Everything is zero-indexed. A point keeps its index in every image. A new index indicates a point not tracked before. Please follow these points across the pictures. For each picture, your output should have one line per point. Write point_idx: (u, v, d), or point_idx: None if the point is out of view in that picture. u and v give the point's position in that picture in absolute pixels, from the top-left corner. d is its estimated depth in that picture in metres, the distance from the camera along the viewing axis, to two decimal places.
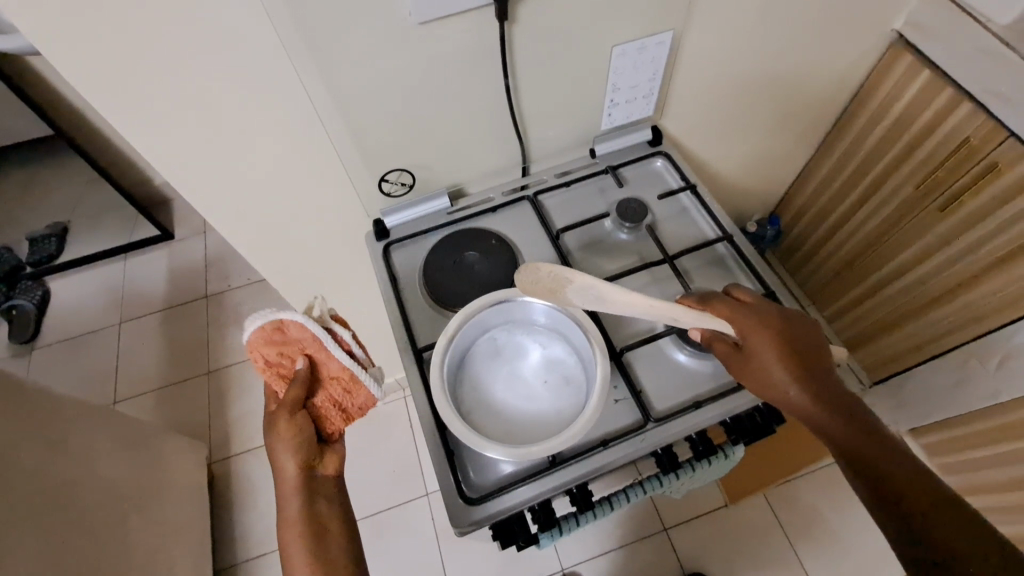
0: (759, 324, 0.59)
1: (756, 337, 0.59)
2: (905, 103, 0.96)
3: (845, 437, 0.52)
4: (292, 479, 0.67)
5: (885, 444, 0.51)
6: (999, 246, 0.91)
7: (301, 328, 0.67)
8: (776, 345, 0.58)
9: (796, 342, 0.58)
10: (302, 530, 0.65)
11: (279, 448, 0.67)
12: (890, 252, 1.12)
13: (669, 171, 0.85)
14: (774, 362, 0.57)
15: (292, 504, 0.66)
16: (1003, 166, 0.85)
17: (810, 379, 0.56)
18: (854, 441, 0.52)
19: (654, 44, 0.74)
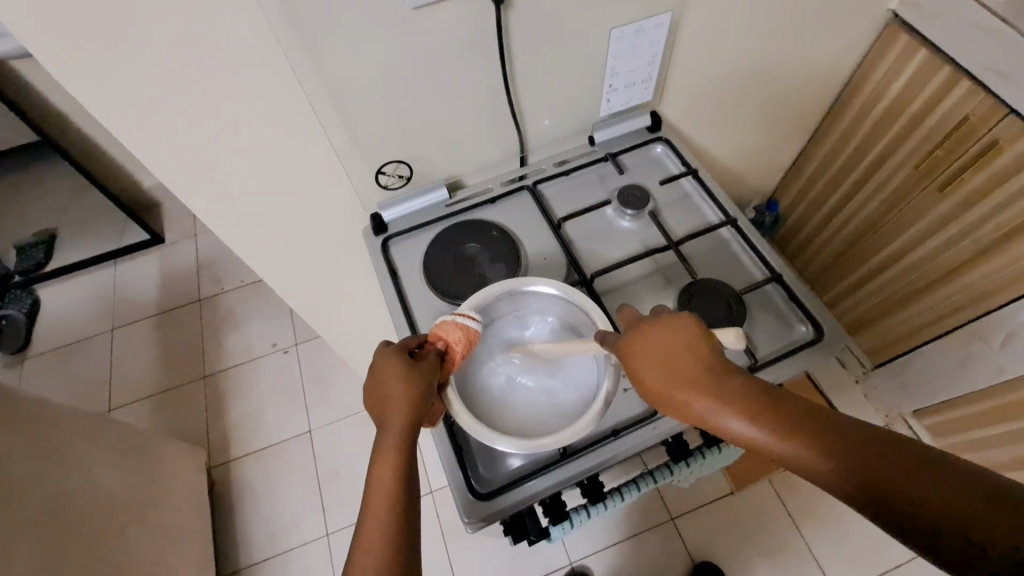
0: (642, 347, 0.48)
1: (643, 370, 0.48)
2: (902, 84, 0.96)
3: (811, 455, 0.40)
4: (392, 450, 0.48)
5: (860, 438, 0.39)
6: (1001, 224, 0.91)
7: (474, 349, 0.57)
8: (667, 369, 0.46)
9: (692, 349, 0.46)
10: (392, 532, 0.45)
11: (388, 410, 0.50)
12: (890, 234, 1.11)
13: (669, 157, 0.84)
14: (677, 392, 0.46)
15: (381, 489, 0.46)
16: (1003, 143, 0.85)
17: (723, 390, 0.44)
18: (830, 455, 0.39)
19: (651, 26, 0.73)
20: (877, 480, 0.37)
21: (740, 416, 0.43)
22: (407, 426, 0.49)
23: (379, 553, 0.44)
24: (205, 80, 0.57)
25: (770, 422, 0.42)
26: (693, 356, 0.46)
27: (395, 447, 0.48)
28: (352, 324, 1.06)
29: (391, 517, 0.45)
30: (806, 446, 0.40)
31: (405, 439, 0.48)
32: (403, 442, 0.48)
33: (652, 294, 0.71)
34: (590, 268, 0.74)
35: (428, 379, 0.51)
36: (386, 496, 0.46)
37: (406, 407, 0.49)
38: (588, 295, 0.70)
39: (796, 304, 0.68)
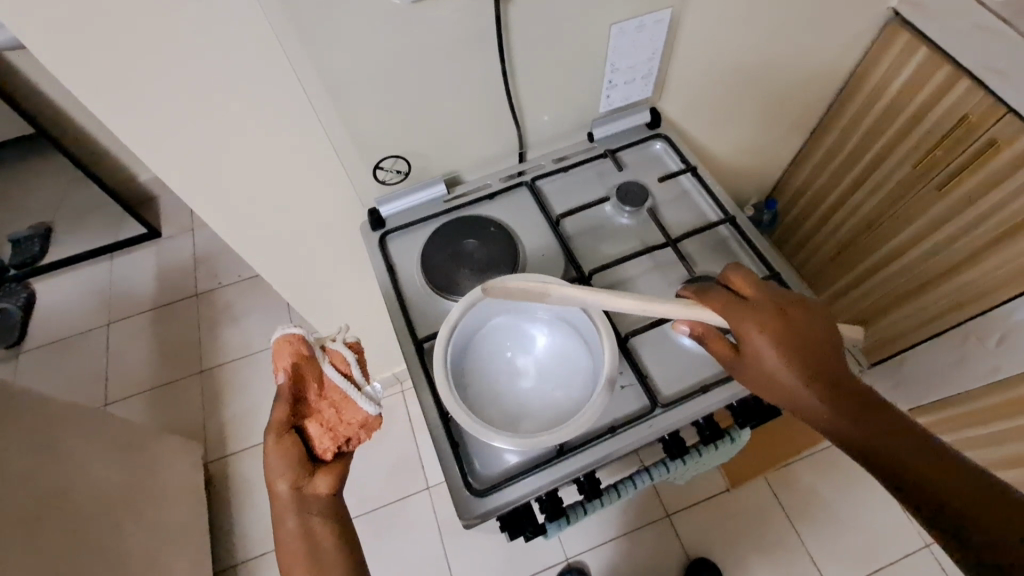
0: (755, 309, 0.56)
1: (748, 328, 0.55)
2: (902, 82, 0.95)
3: (868, 433, 0.48)
4: (287, 494, 0.60)
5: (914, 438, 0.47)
6: (999, 223, 0.91)
7: (341, 356, 0.64)
8: (779, 334, 0.54)
9: (792, 324, 0.55)
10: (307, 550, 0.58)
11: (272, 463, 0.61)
12: (888, 233, 1.11)
13: (668, 153, 0.83)
14: (770, 348, 0.53)
15: (290, 525, 0.59)
16: (1002, 142, 0.85)
17: (811, 362, 0.53)
18: (879, 435, 0.48)
19: (651, 22, 0.73)
20: (915, 456, 0.46)
21: (817, 381, 0.52)
22: (290, 459, 0.60)
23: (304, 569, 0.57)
24: (202, 75, 0.57)
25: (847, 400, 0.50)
26: (796, 330, 0.54)
27: (287, 489, 0.60)
28: (348, 319, 1.06)
29: (302, 540, 0.58)
30: (859, 423, 0.49)
31: (293, 470, 0.60)
32: (291, 484, 0.60)
33: (651, 291, 0.71)
34: (589, 265, 0.74)
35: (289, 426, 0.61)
36: (298, 530, 0.59)
37: (282, 450, 0.60)
38: (586, 292, 0.70)
39: None
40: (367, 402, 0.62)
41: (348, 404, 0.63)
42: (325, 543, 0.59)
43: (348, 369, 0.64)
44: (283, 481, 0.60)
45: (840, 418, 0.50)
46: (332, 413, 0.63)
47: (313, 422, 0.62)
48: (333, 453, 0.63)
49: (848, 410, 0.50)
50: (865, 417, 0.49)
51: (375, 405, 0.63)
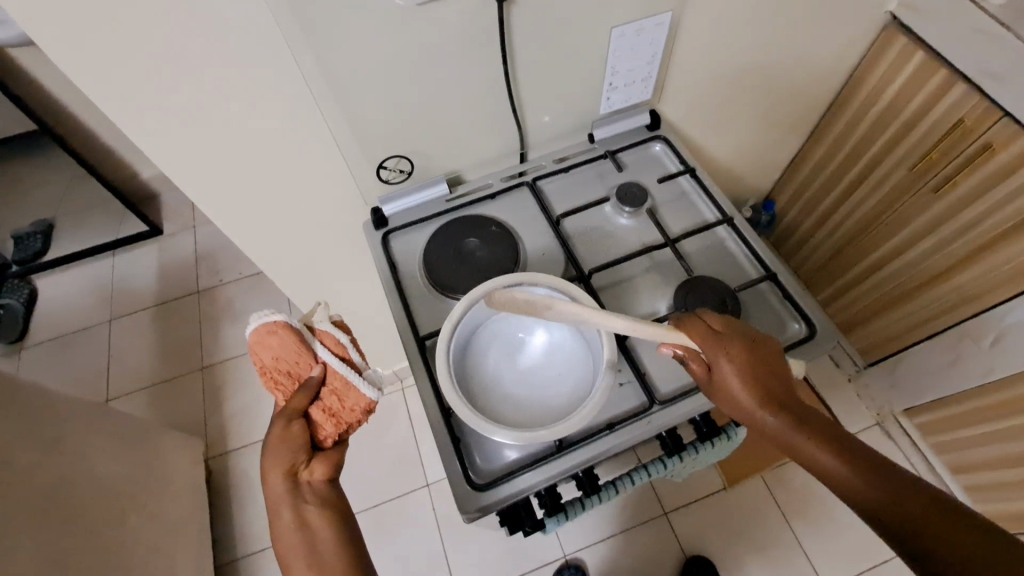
0: (731, 349, 0.55)
1: (726, 369, 0.54)
2: (900, 86, 0.97)
3: (851, 480, 0.47)
4: (282, 485, 0.60)
5: (896, 480, 0.46)
6: (994, 225, 0.92)
7: (334, 338, 0.65)
8: (753, 376, 0.54)
9: (764, 361, 0.55)
10: (302, 539, 0.58)
11: (270, 453, 0.61)
12: (884, 236, 1.13)
13: (667, 155, 0.84)
14: (738, 389, 0.53)
15: (284, 516, 0.59)
16: (997, 146, 0.86)
17: (785, 403, 0.52)
18: (862, 483, 0.47)
19: (652, 25, 0.74)
20: (900, 509, 0.44)
21: (789, 422, 0.51)
22: (289, 447, 0.61)
23: (300, 558, 0.57)
24: (210, 73, 0.58)
25: (830, 443, 0.49)
26: (766, 368, 0.54)
27: (282, 480, 0.60)
28: (349, 317, 1.07)
29: (297, 530, 0.58)
30: (844, 468, 0.48)
31: (291, 458, 0.61)
32: (286, 476, 0.60)
33: (649, 290, 0.72)
34: (588, 264, 0.75)
35: (290, 414, 0.62)
36: (292, 520, 0.59)
37: (280, 438, 0.61)
38: (586, 291, 0.70)
39: (790, 303, 0.69)
40: (367, 387, 0.64)
41: (350, 391, 0.63)
42: (323, 532, 0.59)
43: (347, 352, 0.65)
44: (280, 470, 0.60)
45: (819, 464, 0.49)
46: (334, 400, 0.63)
47: (315, 409, 0.63)
48: (333, 439, 0.64)
49: (831, 455, 0.49)
50: (840, 460, 0.48)
51: (375, 390, 0.64)
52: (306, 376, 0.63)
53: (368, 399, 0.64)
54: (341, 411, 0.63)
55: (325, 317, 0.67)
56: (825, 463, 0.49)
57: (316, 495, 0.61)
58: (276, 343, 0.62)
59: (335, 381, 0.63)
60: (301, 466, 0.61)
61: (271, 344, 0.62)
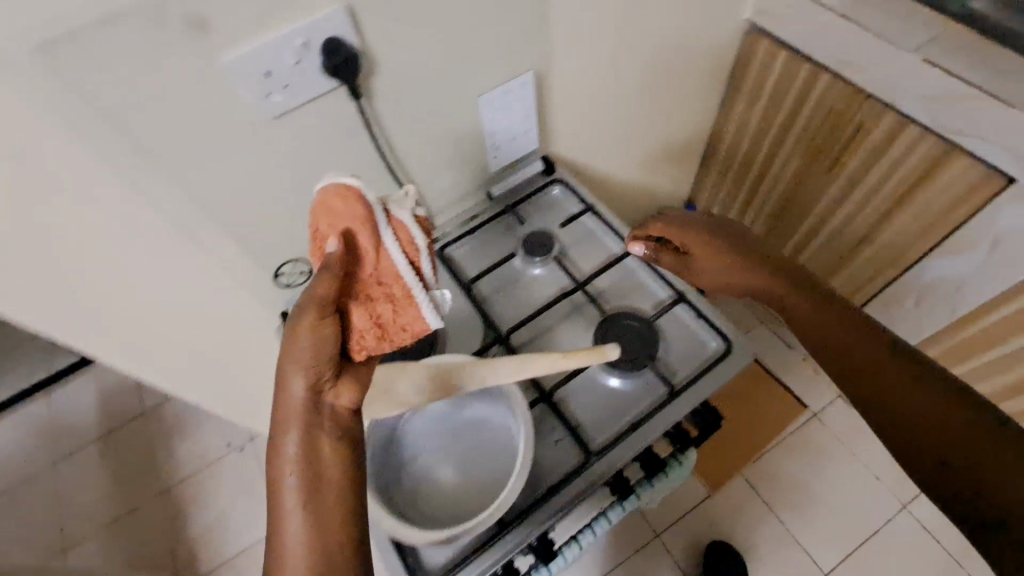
0: (689, 236, 0.67)
1: (696, 249, 0.67)
2: (773, 83, 1.02)
3: (830, 336, 0.59)
4: (298, 405, 0.42)
5: (878, 338, 0.57)
6: (886, 196, 0.97)
7: (408, 233, 0.51)
8: (717, 250, 0.66)
9: (715, 241, 0.67)
10: (307, 482, 0.41)
11: (285, 351, 0.43)
12: (800, 219, 1.17)
13: (567, 197, 0.86)
14: (726, 266, 0.66)
15: (289, 447, 0.42)
16: (869, 125, 0.91)
17: (755, 260, 0.65)
18: (840, 339, 0.58)
19: (517, 86, 0.76)
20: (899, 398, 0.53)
21: (760, 276, 0.64)
22: (314, 350, 0.43)
23: (305, 515, 0.41)
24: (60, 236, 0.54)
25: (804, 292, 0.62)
26: (725, 244, 0.67)
27: (297, 395, 0.42)
28: None
29: (304, 481, 0.41)
30: (824, 325, 0.60)
31: (314, 367, 0.43)
32: (304, 398, 0.43)
33: (572, 338, 0.72)
34: (507, 323, 0.75)
35: (324, 303, 0.45)
36: (308, 452, 0.42)
37: (343, 327, 0.44)
38: (507, 354, 0.70)
39: (705, 320, 0.70)
40: (431, 313, 0.51)
41: (409, 308, 0.51)
42: (337, 482, 0.42)
43: (416, 257, 0.51)
44: (299, 386, 0.43)
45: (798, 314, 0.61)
46: (386, 311, 0.49)
47: (359, 311, 0.47)
48: (365, 356, 0.48)
49: (804, 305, 0.61)
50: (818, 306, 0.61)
51: (439, 320, 0.52)
52: (360, 265, 0.49)
53: (423, 326, 0.51)
54: (391, 329, 0.49)
55: (407, 205, 0.53)
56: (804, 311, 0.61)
57: (338, 424, 0.44)
58: (338, 209, 0.49)
59: (387, 289, 0.50)
60: (328, 383, 0.44)
61: (339, 207, 0.49)
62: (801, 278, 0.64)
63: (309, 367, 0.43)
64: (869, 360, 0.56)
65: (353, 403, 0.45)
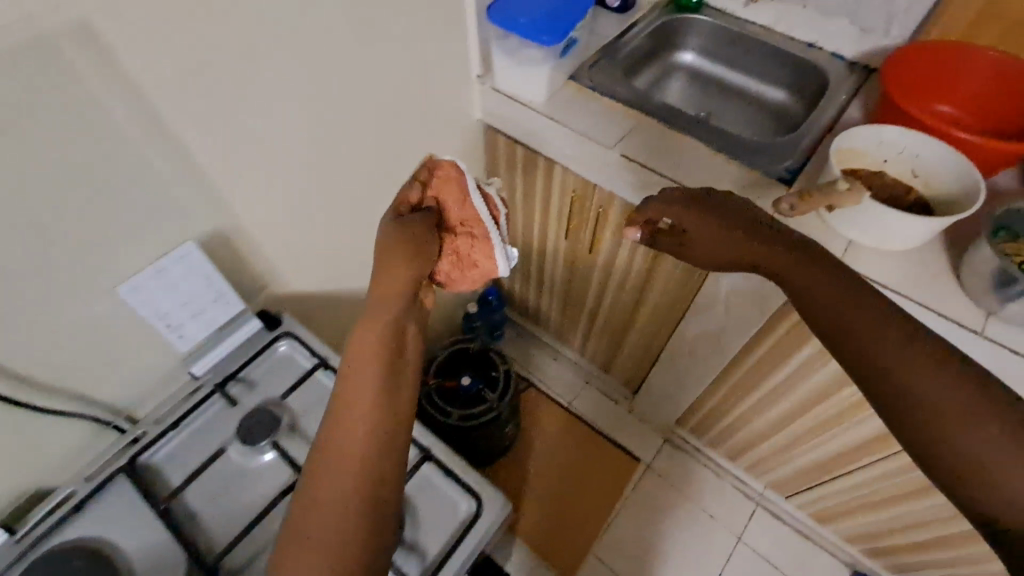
0: (683, 207, 0.66)
1: (687, 219, 0.65)
2: (521, 173, 1.04)
3: (826, 309, 0.54)
4: (398, 297, 0.51)
5: (875, 307, 0.52)
6: (639, 268, 1.01)
7: (493, 206, 0.68)
8: (725, 214, 0.64)
9: (711, 208, 0.65)
10: (374, 401, 0.45)
11: (381, 266, 0.52)
12: (584, 289, 1.20)
13: (298, 351, 0.72)
14: (726, 230, 0.63)
15: (366, 348, 0.48)
16: (605, 210, 0.94)
17: (746, 226, 0.63)
18: (837, 311, 0.53)
19: (172, 263, 0.60)
20: (914, 380, 0.47)
21: (747, 241, 0.61)
22: (420, 244, 0.56)
23: (363, 421, 0.45)
24: None
25: (787, 255, 0.59)
26: (723, 209, 0.64)
27: (385, 305, 0.51)
28: None
29: (378, 381, 0.47)
30: (811, 300, 0.56)
31: (422, 263, 0.55)
32: (406, 284, 0.52)
33: None
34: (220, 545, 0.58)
35: (421, 240, 0.56)
36: (378, 354, 0.48)
37: (402, 242, 0.54)
38: None
39: (455, 476, 0.63)
40: (501, 259, 0.65)
41: (484, 248, 0.64)
42: (371, 398, 0.46)
43: (496, 216, 0.68)
44: (409, 277, 0.53)
45: (794, 279, 0.57)
46: (465, 245, 0.63)
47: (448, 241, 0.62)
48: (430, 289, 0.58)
49: (799, 269, 0.58)
50: (815, 270, 0.57)
51: (507, 265, 0.66)
52: (450, 208, 0.64)
53: (492, 268, 0.65)
54: (468, 260, 0.63)
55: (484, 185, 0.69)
56: (789, 274, 0.58)
57: (412, 323, 0.52)
58: (450, 177, 0.64)
59: (478, 228, 0.64)
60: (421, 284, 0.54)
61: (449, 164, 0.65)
62: (773, 237, 0.61)
63: (420, 261, 0.54)
64: (864, 330, 0.51)
65: (403, 302, 0.52)
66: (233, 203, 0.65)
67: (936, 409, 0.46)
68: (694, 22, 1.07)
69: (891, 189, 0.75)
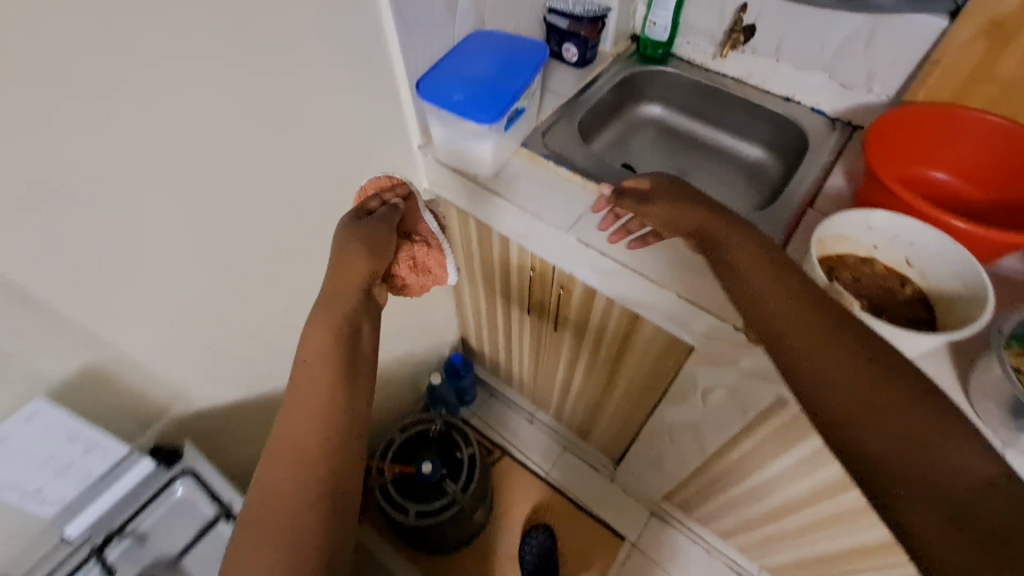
0: (657, 185, 0.64)
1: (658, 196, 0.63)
2: (475, 244, 0.92)
3: (768, 301, 0.51)
4: (356, 290, 0.55)
5: (821, 312, 0.48)
6: (607, 349, 0.91)
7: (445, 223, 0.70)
8: (692, 200, 0.62)
9: (688, 193, 0.63)
10: (324, 383, 0.48)
11: (349, 251, 0.56)
12: (554, 361, 1.09)
13: (199, 495, 0.64)
14: (690, 213, 0.61)
15: (313, 343, 0.50)
16: (568, 287, 0.84)
17: (713, 215, 0.60)
18: (780, 305, 0.50)
19: (17, 424, 0.50)
20: (849, 388, 0.42)
21: (706, 229, 0.59)
22: (377, 244, 0.58)
23: (310, 408, 0.47)
24: None
25: (750, 245, 0.56)
26: (695, 197, 0.62)
27: (345, 297, 0.54)
28: None
29: (328, 367, 0.49)
30: (763, 290, 0.52)
31: (376, 263, 0.57)
32: (362, 275, 0.55)
33: None
34: None
35: (380, 233, 0.59)
36: (326, 339, 0.50)
37: (363, 240, 0.57)
38: None
39: None
40: (452, 268, 0.67)
41: (435, 255, 0.65)
42: (321, 383, 0.48)
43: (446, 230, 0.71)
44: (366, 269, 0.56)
45: (743, 266, 0.55)
46: (419, 252, 0.65)
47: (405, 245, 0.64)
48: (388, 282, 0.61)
49: (752, 263, 0.55)
50: (764, 265, 0.54)
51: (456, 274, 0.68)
52: (406, 219, 0.66)
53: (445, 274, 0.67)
54: (425, 265, 0.65)
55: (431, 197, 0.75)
56: (742, 265, 0.55)
57: (363, 316, 0.54)
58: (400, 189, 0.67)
59: (429, 239, 0.66)
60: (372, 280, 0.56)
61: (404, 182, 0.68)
62: (749, 230, 0.58)
63: (373, 260, 0.57)
64: (806, 327, 0.47)
65: (356, 297, 0.54)
66: (104, 335, 0.54)
67: (867, 422, 0.40)
68: (659, 75, 0.99)
69: (882, 281, 0.66)
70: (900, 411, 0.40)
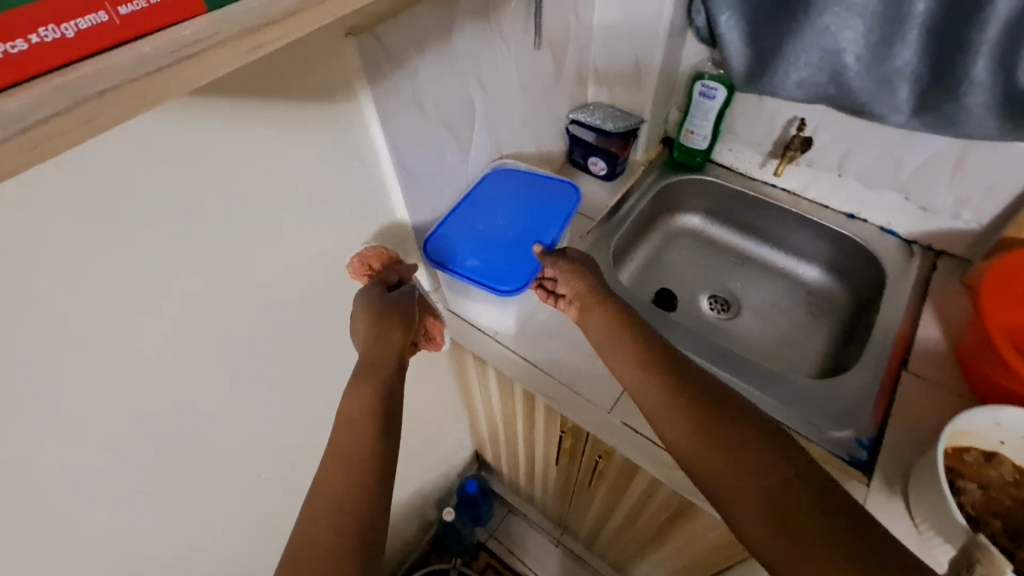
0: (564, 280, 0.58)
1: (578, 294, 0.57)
2: (496, 391, 0.83)
3: (680, 430, 0.44)
4: (392, 352, 0.49)
5: (734, 441, 0.41)
6: (653, 516, 0.77)
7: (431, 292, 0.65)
8: (594, 302, 0.55)
9: (594, 292, 0.56)
10: (364, 442, 0.42)
11: (382, 312, 0.51)
12: (586, 503, 0.95)
13: None
14: (600, 321, 0.54)
15: (355, 401, 0.45)
16: (605, 454, 0.73)
17: (618, 321, 0.53)
18: (696, 436, 0.43)
19: None
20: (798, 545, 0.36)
21: (612, 339, 0.52)
22: (410, 308, 0.53)
23: (338, 474, 0.40)
24: None
25: (647, 360, 0.49)
26: (596, 296, 0.55)
27: (386, 352, 0.49)
28: None
29: (367, 431, 0.43)
30: (671, 416, 0.45)
31: (408, 328, 0.52)
32: (399, 336, 0.50)
33: None
34: None
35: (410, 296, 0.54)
36: (366, 404, 0.45)
37: (395, 306, 0.52)
38: None
39: None
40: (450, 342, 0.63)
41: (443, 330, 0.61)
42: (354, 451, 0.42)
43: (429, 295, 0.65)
44: (400, 335, 0.51)
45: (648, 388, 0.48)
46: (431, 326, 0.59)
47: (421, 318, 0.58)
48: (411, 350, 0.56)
49: (650, 381, 0.48)
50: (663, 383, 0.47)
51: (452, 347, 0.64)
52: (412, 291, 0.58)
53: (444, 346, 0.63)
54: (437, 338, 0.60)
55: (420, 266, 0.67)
56: (644, 387, 0.48)
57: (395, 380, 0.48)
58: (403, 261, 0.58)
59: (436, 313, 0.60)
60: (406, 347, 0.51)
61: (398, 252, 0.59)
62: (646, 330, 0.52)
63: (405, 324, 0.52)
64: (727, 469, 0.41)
65: (399, 358, 0.50)
66: None
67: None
68: (699, 185, 0.87)
69: (1014, 489, 0.53)
70: (766, 473, 0.39)
